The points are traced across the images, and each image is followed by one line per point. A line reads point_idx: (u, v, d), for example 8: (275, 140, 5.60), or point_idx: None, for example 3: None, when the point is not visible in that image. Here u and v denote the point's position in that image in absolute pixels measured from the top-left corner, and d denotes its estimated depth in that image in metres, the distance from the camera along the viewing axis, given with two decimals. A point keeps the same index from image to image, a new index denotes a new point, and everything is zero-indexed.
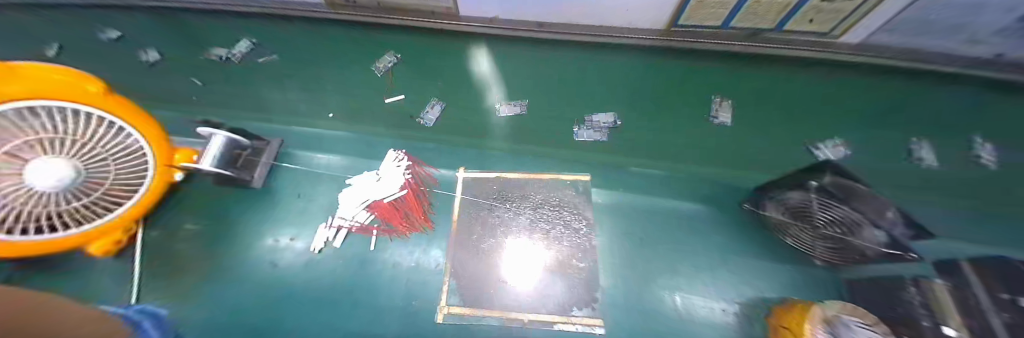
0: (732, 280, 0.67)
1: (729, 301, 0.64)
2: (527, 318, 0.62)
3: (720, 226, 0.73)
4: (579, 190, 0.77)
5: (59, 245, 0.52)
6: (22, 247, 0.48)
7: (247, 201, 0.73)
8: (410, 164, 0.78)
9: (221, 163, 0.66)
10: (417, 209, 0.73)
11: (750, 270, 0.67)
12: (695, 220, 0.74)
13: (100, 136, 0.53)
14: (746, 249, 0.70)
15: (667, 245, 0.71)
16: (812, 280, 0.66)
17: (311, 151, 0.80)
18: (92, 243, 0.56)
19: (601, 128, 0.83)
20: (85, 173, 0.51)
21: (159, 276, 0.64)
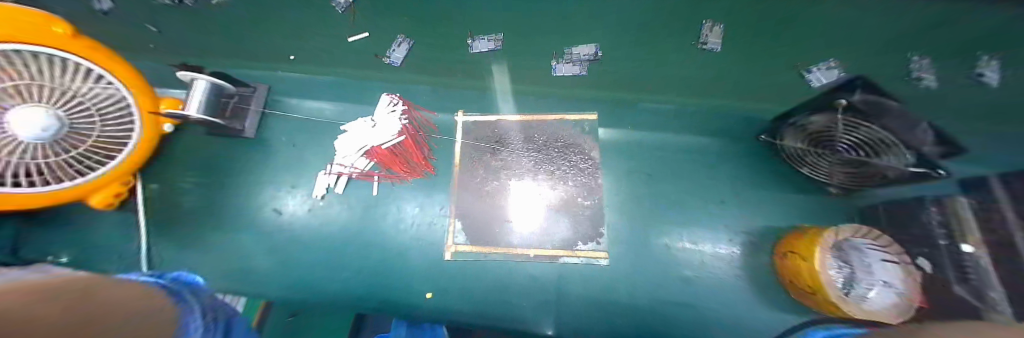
0: (737, 213, 0.66)
1: (733, 232, 0.65)
2: (531, 253, 0.64)
3: (730, 161, 0.70)
4: (585, 129, 0.73)
5: (58, 197, 0.52)
6: (14, 201, 0.48)
7: (244, 151, 0.72)
8: (406, 108, 0.73)
9: (208, 111, 0.64)
10: (416, 155, 0.71)
11: (756, 203, 0.67)
12: (705, 156, 0.71)
13: (80, 84, 0.49)
14: (753, 183, 0.68)
15: (675, 181, 0.69)
16: (814, 209, 0.66)
17: (302, 98, 0.76)
18: (94, 195, 0.57)
19: (580, 61, 0.72)
20: (70, 124, 0.48)
21: (177, 225, 0.66)
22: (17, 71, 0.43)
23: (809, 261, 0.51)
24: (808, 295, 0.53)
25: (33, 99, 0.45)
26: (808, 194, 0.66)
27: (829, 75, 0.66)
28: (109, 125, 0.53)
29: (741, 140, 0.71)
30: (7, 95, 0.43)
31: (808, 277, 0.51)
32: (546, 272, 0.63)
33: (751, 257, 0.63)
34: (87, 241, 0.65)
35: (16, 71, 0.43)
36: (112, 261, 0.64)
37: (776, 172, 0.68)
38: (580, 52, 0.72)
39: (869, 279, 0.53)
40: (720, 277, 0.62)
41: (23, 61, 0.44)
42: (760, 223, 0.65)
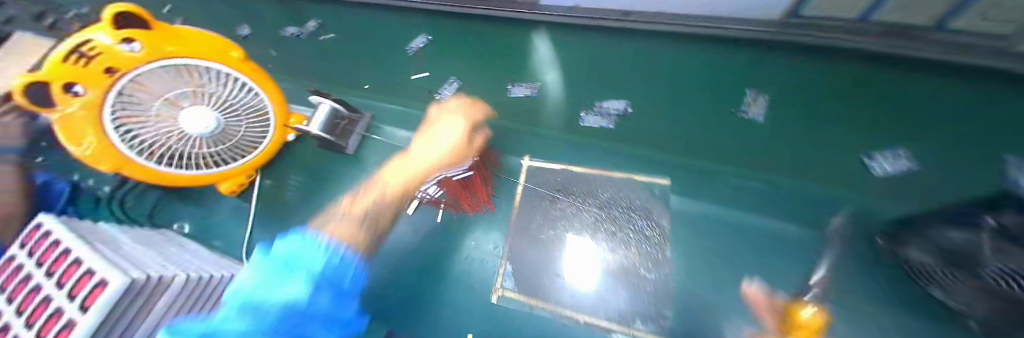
0: (823, 322, 0.58)
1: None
2: (582, 318, 0.60)
3: (814, 259, 0.63)
4: (655, 194, 0.70)
5: (206, 179, 0.69)
6: (186, 178, 0.66)
7: (339, 164, 0.83)
8: (480, 145, 0.78)
9: (326, 128, 0.76)
10: (481, 190, 0.75)
11: (849, 314, 0.58)
12: (783, 248, 0.65)
13: (237, 95, 0.65)
14: (849, 291, 0.59)
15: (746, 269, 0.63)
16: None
17: (394, 125, 0.86)
18: (226, 182, 0.72)
19: (609, 115, 0.78)
20: (223, 123, 0.64)
21: (275, 220, 0.78)
22: (199, 82, 0.61)
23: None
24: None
25: (202, 102, 0.61)
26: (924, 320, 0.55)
27: (894, 166, 0.65)
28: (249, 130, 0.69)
29: (829, 240, 0.64)
30: (187, 97, 0.60)
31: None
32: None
33: None
34: (211, 219, 0.80)
35: (200, 82, 0.61)
36: (226, 238, 0.77)
37: (877, 285, 0.59)
38: (609, 107, 0.79)
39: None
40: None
41: (204, 75, 0.62)
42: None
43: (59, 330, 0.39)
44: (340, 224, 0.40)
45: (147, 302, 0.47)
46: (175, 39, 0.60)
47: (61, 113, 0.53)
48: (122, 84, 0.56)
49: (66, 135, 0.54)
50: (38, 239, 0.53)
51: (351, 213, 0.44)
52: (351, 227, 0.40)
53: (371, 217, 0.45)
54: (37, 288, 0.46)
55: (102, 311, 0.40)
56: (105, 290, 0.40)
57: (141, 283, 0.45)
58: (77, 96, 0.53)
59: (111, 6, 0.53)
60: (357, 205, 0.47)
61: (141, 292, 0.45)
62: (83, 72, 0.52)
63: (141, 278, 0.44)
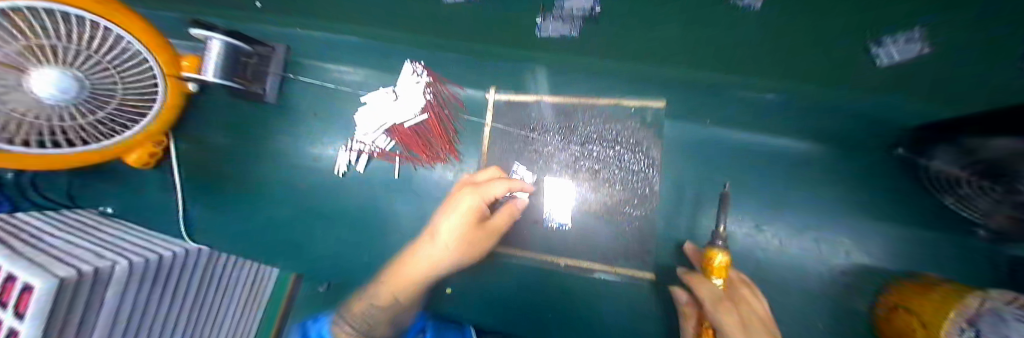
0: (793, 237, 0.58)
1: (787, 259, 0.57)
2: (563, 262, 0.57)
3: (793, 174, 0.60)
4: (647, 120, 0.59)
5: (91, 160, 0.50)
6: (63, 163, 0.47)
7: (265, 118, 0.69)
8: (430, 80, 0.63)
9: (224, 73, 0.56)
10: (440, 136, 0.63)
11: (817, 228, 0.59)
12: (767, 167, 0.60)
13: (97, 41, 0.40)
14: (812, 203, 0.59)
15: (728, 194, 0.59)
16: (896, 247, 0.56)
17: (322, 62, 0.69)
18: (127, 155, 0.56)
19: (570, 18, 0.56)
20: (89, 87, 0.40)
21: (208, 190, 0.68)
22: (38, 30, 0.35)
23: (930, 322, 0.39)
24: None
25: (53, 62, 0.36)
26: (876, 224, 0.57)
27: (904, 51, 0.49)
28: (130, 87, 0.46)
29: (816, 153, 0.60)
30: (23, 56, 0.34)
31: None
32: (576, 284, 0.57)
33: (794, 291, 0.56)
34: (140, 195, 0.70)
35: (38, 31, 0.35)
36: (160, 215, 0.69)
37: (851, 197, 0.59)
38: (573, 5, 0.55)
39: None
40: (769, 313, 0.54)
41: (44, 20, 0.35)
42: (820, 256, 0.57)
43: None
44: (345, 334, 0.42)
45: (96, 299, 0.32)
46: None
47: None
48: None
49: None
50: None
51: (367, 326, 0.44)
52: (352, 337, 0.42)
53: (401, 307, 0.48)
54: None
55: (39, 328, 0.25)
56: (29, 296, 0.24)
57: (74, 284, 0.28)
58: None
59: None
60: (356, 315, 0.46)
61: (80, 304, 0.30)
62: None
63: (72, 275, 0.28)
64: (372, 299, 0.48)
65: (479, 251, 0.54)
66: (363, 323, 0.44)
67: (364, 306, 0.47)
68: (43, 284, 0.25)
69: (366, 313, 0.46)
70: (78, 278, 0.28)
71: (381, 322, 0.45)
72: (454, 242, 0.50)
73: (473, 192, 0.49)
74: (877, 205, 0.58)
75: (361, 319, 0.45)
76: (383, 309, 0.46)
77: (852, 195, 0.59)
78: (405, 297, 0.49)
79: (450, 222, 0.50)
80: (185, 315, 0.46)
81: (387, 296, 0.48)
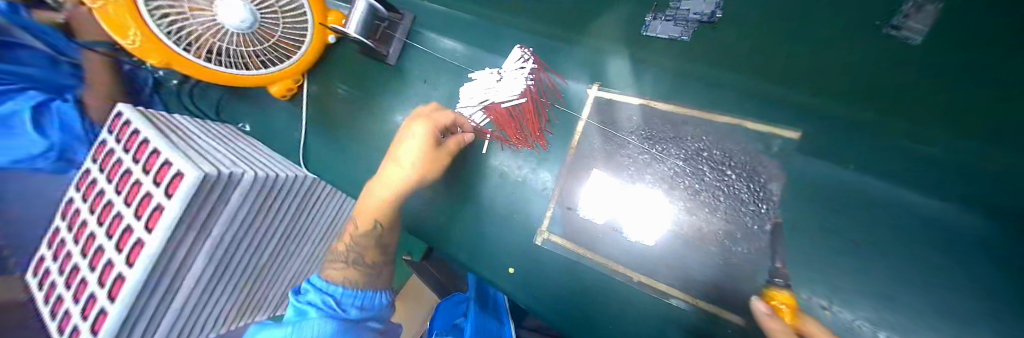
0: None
1: None
2: (633, 276, 0.55)
3: None
4: (773, 148, 0.49)
5: (256, 80, 0.67)
6: (238, 79, 0.64)
7: (380, 76, 0.76)
8: (535, 67, 0.64)
9: (362, 30, 0.66)
10: (532, 122, 0.64)
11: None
12: None
13: None
14: None
15: None
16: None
17: (437, 33, 0.73)
18: (278, 84, 0.72)
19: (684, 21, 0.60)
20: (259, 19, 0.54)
21: (324, 131, 0.79)
22: None
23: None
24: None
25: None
26: None
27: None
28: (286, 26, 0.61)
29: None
30: None
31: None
32: (644, 301, 0.55)
33: None
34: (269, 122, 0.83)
35: None
36: (284, 144, 0.81)
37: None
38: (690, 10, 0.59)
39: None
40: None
41: None
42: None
43: (133, 245, 0.42)
44: (334, 268, 0.62)
45: (222, 198, 0.48)
46: None
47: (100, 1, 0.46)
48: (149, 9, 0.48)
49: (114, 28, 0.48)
50: (122, 126, 0.57)
51: (358, 252, 0.64)
52: (345, 267, 0.61)
53: (379, 232, 0.67)
54: (128, 170, 0.51)
55: (185, 199, 0.41)
56: (186, 180, 0.40)
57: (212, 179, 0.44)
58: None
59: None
60: (345, 248, 0.65)
61: (218, 187, 0.46)
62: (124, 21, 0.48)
63: (213, 173, 0.44)
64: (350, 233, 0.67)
65: (436, 168, 0.65)
66: (351, 254, 0.63)
67: (343, 243, 0.66)
68: (191, 175, 0.41)
69: (352, 244, 0.65)
70: (213, 176, 0.44)
71: (368, 247, 0.65)
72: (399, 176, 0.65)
73: (411, 133, 0.64)
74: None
75: (348, 251, 0.64)
76: (363, 236, 0.65)
77: None
78: (381, 221, 0.67)
79: (403, 154, 0.64)
80: (286, 224, 0.66)
81: (363, 226, 0.66)
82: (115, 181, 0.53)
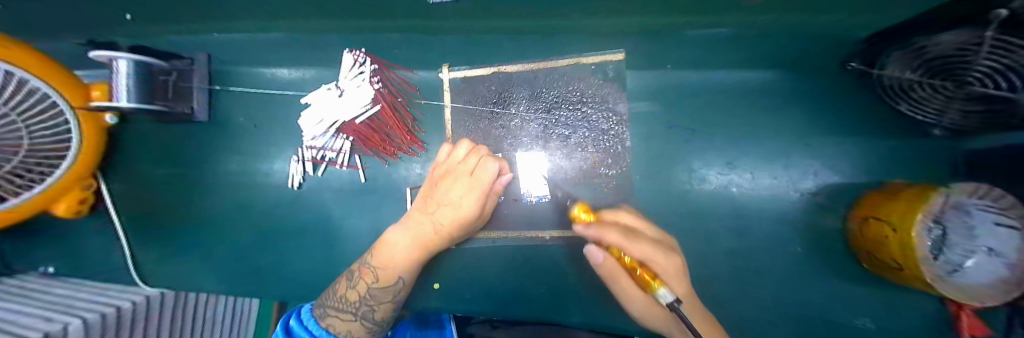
0: (766, 170, 0.58)
1: (769, 197, 0.57)
2: (545, 235, 0.56)
3: (770, 108, 0.58)
4: (610, 75, 0.56)
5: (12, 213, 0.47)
6: None
7: (206, 139, 0.63)
8: (377, 67, 0.57)
9: (145, 96, 0.51)
10: (398, 128, 0.58)
11: (785, 156, 0.58)
12: (743, 106, 0.58)
13: None
14: (794, 135, 0.58)
15: (706, 140, 0.58)
16: (868, 160, 0.56)
17: (251, 66, 0.61)
18: (58, 204, 0.53)
19: None
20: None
21: (164, 229, 0.63)
22: None
23: (899, 227, 0.38)
24: (650, 302, 0.46)
25: None
26: (860, 144, 0.56)
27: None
28: (34, 134, 0.44)
29: (783, 81, 0.58)
30: None
31: (638, 272, 0.43)
32: (563, 254, 0.57)
33: (779, 225, 0.56)
34: (76, 249, 0.63)
35: None
36: (108, 267, 0.63)
37: (821, 120, 0.57)
38: None
39: (967, 244, 0.37)
40: (746, 245, 0.56)
41: None
42: (788, 185, 0.57)
43: None
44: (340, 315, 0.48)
45: None
46: None
47: None
48: None
49: None
50: None
51: (372, 305, 0.49)
52: (353, 320, 0.47)
53: (400, 287, 0.51)
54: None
55: None
56: None
57: None
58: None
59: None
60: (360, 294, 0.49)
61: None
62: None
63: None
64: (366, 280, 0.49)
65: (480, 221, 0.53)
66: (364, 305, 0.48)
67: (356, 288, 0.49)
68: None
69: (367, 295, 0.48)
70: None
71: (383, 303, 0.49)
72: (448, 219, 0.50)
73: (473, 181, 0.49)
74: (847, 121, 0.56)
75: (360, 300, 0.49)
76: (384, 290, 0.49)
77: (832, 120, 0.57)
78: (404, 276, 0.51)
79: (457, 195, 0.50)
80: None
81: (383, 279, 0.49)
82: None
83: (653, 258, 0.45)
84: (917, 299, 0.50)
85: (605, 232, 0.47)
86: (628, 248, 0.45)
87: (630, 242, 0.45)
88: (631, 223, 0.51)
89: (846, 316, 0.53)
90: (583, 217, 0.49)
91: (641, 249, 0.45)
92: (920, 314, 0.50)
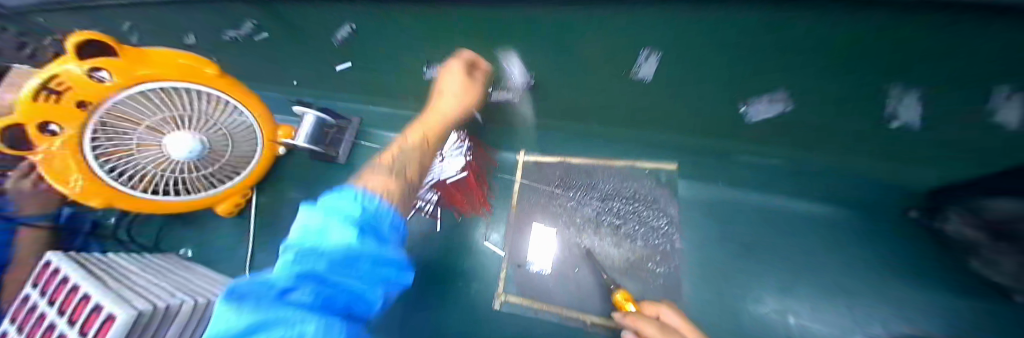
0: (825, 303, 0.56)
1: (834, 332, 0.54)
2: (588, 319, 0.58)
3: (822, 238, 0.61)
4: (661, 181, 0.66)
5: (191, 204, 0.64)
6: (178, 205, 0.62)
7: (335, 175, 0.83)
8: (473, 145, 0.75)
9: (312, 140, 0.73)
10: (477, 193, 0.73)
11: (848, 291, 0.57)
12: (792, 231, 0.62)
13: (216, 112, 0.58)
14: (853, 270, 0.58)
15: (755, 256, 0.61)
16: (946, 318, 0.53)
17: (386, 131, 0.85)
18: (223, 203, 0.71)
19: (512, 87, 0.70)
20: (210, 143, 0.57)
21: (277, 238, 0.80)
22: (190, 107, 0.54)
23: None
24: None
25: (185, 126, 0.54)
26: (930, 294, 0.55)
27: (768, 110, 0.57)
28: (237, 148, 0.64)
29: (833, 215, 0.62)
30: (166, 122, 0.52)
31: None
32: None
33: None
34: (215, 239, 0.81)
35: (188, 107, 0.54)
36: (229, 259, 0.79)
37: (881, 260, 0.58)
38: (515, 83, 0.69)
39: None
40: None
41: (193, 98, 0.55)
42: (853, 325, 0.55)
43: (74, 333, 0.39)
44: None
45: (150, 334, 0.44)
46: (138, 58, 0.49)
47: (41, 155, 0.45)
48: (100, 116, 0.47)
49: (54, 179, 0.48)
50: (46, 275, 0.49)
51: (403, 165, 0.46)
52: None
53: None
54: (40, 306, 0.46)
55: None
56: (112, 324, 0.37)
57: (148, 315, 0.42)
58: (54, 135, 0.45)
59: (73, 34, 0.42)
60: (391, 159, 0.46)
61: (150, 323, 0.42)
62: (60, 168, 0.47)
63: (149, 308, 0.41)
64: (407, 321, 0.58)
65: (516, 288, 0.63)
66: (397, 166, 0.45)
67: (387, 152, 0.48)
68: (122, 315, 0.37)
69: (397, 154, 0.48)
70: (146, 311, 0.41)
71: None
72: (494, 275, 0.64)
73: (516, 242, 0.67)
74: (911, 268, 0.57)
75: None
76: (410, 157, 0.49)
77: (893, 262, 0.58)
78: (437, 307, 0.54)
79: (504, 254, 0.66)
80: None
81: None
82: (15, 323, 0.46)
83: None
84: None
85: (641, 322, 0.43)
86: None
87: (667, 335, 0.39)
88: (672, 318, 0.47)
89: None
90: (625, 306, 0.49)
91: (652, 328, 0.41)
92: None
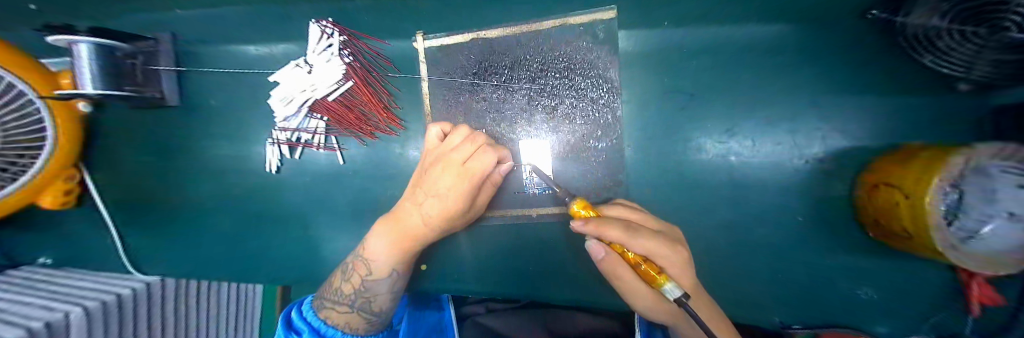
0: (765, 139, 0.53)
1: (769, 165, 0.53)
2: (534, 212, 0.55)
3: (775, 68, 0.53)
4: (600, 38, 0.51)
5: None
6: None
7: (181, 123, 0.61)
8: (346, 38, 0.53)
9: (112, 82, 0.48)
10: (373, 104, 0.55)
11: (792, 119, 0.53)
12: (746, 67, 0.53)
13: None
14: (803, 98, 0.52)
15: (703, 104, 0.54)
16: (885, 124, 0.50)
17: (218, 43, 0.58)
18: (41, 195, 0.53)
19: None
20: None
21: (154, 217, 0.64)
22: None
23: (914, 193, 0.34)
24: (659, 298, 0.37)
25: None
26: (880, 103, 0.50)
27: None
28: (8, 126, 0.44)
29: (791, 36, 0.52)
30: None
31: (643, 268, 0.32)
32: (552, 231, 0.55)
33: (779, 193, 0.53)
34: (68, 237, 0.63)
35: None
36: (101, 254, 0.64)
37: (836, 78, 0.52)
38: None
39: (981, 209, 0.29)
40: (742, 217, 0.54)
41: None
42: (793, 151, 0.53)
43: None
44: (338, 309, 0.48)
45: None
46: None
47: None
48: None
49: None
50: None
51: (366, 297, 0.48)
52: (349, 312, 0.48)
53: (396, 276, 0.50)
54: None
55: None
56: None
57: None
58: None
59: None
60: (356, 286, 0.48)
61: None
62: None
63: None
64: (359, 273, 0.48)
65: (464, 217, 0.50)
66: (358, 298, 0.48)
67: (350, 281, 0.49)
68: None
69: (363, 287, 0.48)
70: None
71: (382, 293, 0.49)
72: (436, 210, 0.46)
73: (463, 170, 0.43)
74: (865, 79, 0.51)
75: (354, 292, 0.48)
76: (379, 283, 0.48)
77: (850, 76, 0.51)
78: (397, 267, 0.49)
79: (445, 186, 0.44)
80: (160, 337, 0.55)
81: (376, 272, 0.48)
82: None
83: (659, 252, 0.33)
84: (921, 267, 0.47)
85: (605, 227, 0.31)
86: (632, 244, 0.32)
87: (633, 238, 0.32)
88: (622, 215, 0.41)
89: (848, 285, 0.51)
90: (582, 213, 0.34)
91: (647, 242, 0.33)
92: (924, 285, 0.48)
